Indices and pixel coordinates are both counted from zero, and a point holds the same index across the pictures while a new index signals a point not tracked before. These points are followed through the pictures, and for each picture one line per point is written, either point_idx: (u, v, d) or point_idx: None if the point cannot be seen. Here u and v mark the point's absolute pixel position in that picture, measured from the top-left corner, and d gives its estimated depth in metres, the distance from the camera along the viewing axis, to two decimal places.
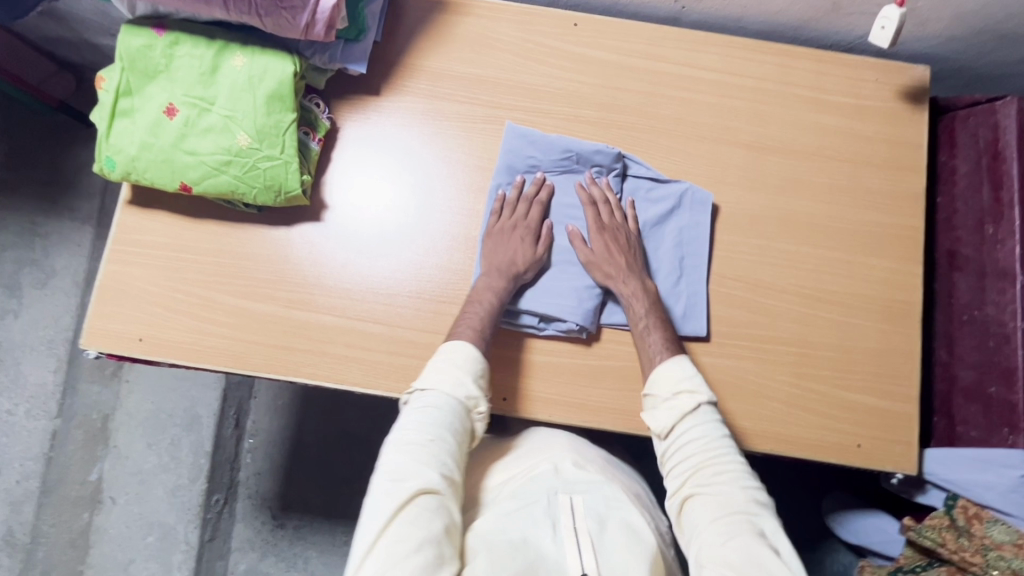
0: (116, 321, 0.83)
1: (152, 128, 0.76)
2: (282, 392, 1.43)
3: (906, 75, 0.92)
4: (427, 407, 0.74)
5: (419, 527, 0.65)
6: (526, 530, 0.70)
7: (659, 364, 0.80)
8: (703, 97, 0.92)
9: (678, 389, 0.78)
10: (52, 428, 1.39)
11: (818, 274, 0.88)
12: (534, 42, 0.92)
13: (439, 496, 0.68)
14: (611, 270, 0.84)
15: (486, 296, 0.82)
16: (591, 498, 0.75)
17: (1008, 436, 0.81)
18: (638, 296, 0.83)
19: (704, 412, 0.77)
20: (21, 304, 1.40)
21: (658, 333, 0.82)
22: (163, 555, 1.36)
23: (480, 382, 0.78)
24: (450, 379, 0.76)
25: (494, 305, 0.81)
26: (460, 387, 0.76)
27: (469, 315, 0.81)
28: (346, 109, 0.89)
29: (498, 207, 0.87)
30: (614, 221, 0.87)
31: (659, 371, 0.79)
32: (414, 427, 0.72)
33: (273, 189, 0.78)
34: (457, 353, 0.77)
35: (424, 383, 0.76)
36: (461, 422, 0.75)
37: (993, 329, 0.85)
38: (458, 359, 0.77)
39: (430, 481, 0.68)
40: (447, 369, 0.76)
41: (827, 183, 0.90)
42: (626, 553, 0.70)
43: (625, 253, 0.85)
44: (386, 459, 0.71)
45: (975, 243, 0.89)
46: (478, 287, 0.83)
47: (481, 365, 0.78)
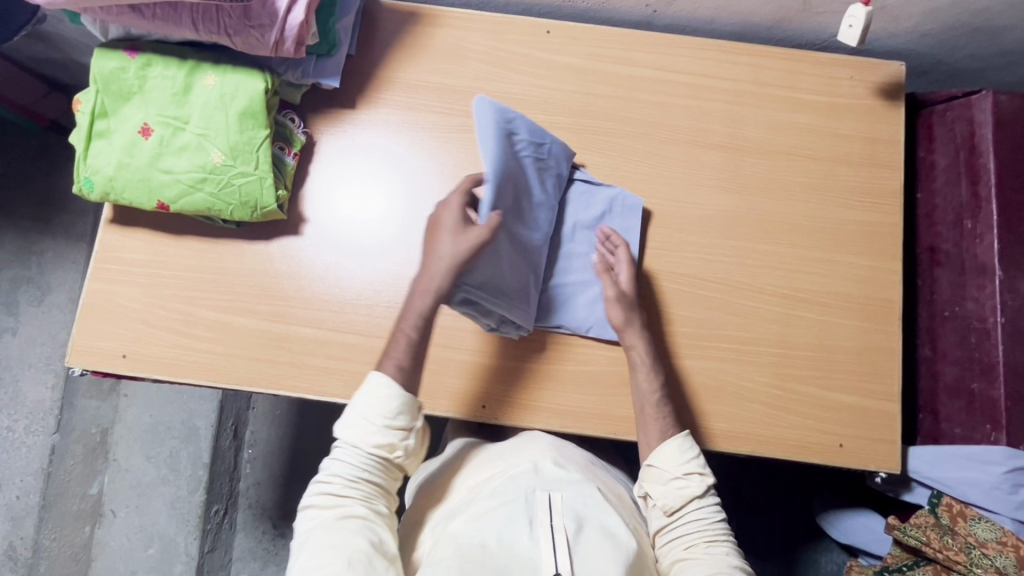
0: (101, 338, 0.85)
1: (127, 149, 0.78)
2: (277, 403, 1.44)
3: (881, 72, 0.92)
4: (341, 451, 0.75)
5: (345, 549, 0.67)
6: (501, 530, 0.70)
7: (665, 441, 0.79)
8: (677, 100, 0.92)
9: (687, 468, 0.78)
10: (51, 443, 1.41)
11: (796, 274, 0.88)
12: (507, 51, 0.93)
13: (365, 521, 0.71)
14: (628, 337, 0.82)
15: (421, 318, 0.78)
16: (571, 495, 0.74)
17: (990, 433, 0.81)
18: (647, 367, 0.81)
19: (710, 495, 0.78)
20: (19, 322, 1.42)
21: (663, 410, 0.81)
22: (164, 567, 1.37)
23: (398, 421, 0.74)
24: (365, 427, 0.74)
25: (422, 332, 0.78)
26: (371, 431, 0.74)
27: (399, 338, 0.78)
28: (321, 123, 0.90)
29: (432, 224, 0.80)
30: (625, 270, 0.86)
31: (667, 449, 0.78)
32: (329, 476, 0.74)
33: (249, 205, 0.79)
34: (377, 388, 0.74)
35: (342, 431, 0.75)
36: (376, 468, 0.75)
37: (974, 325, 0.84)
38: (378, 397, 0.74)
39: (349, 511, 0.71)
40: (364, 415, 0.74)
41: (804, 182, 0.90)
42: (601, 551, 0.68)
43: (635, 325, 0.82)
44: (305, 507, 0.73)
45: (955, 238, 0.88)
46: (416, 298, 0.78)
47: (403, 401, 0.74)
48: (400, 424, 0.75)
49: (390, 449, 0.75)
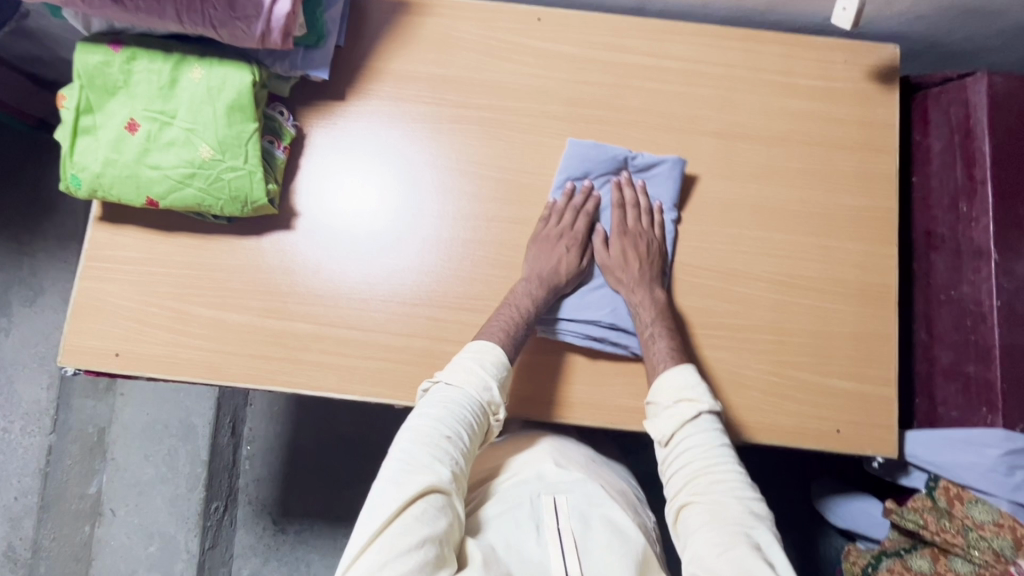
0: (92, 337, 0.84)
1: (114, 145, 0.76)
2: (276, 399, 1.44)
3: (874, 55, 0.91)
4: (445, 403, 0.74)
5: (427, 523, 0.64)
6: (508, 535, 0.70)
7: (664, 371, 0.79)
8: (670, 86, 0.91)
9: (679, 395, 0.77)
10: (48, 444, 1.41)
11: (792, 260, 0.87)
12: (499, 40, 0.91)
13: (448, 495, 0.68)
14: (621, 275, 0.85)
15: (521, 300, 0.82)
16: (575, 497, 0.76)
17: (987, 416, 0.81)
18: (647, 304, 0.83)
19: (705, 422, 0.76)
20: (12, 323, 1.41)
21: (665, 339, 0.81)
22: (166, 564, 1.37)
23: (501, 389, 0.78)
24: (477, 380, 0.76)
25: (529, 313, 0.81)
26: (485, 391, 0.76)
27: (501, 316, 0.81)
28: (312, 116, 0.89)
29: (546, 214, 0.87)
30: (639, 226, 0.87)
31: (665, 380, 0.78)
32: (431, 420, 0.73)
33: (239, 200, 0.78)
34: (486, 350, 0.77)
35: (448, 376, 0.77)
36: (477, 426, 0.75)
37: (970, 309, 0.84)
38: (488, 359, 0.77)
39: (441, 477, 0.68)
40: (475, 368, 0.76)
41: (799, 167, 0.90)
42: (610, 553, 0.69)
43: (648, 275, 0.84)
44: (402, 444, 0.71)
45: (951, 222, 0.88)
46: (518, 289, 0.83)
47: (508, 371, 0.78)
48: (503, 392, 0.78)
49: (493, 408, 0.77)
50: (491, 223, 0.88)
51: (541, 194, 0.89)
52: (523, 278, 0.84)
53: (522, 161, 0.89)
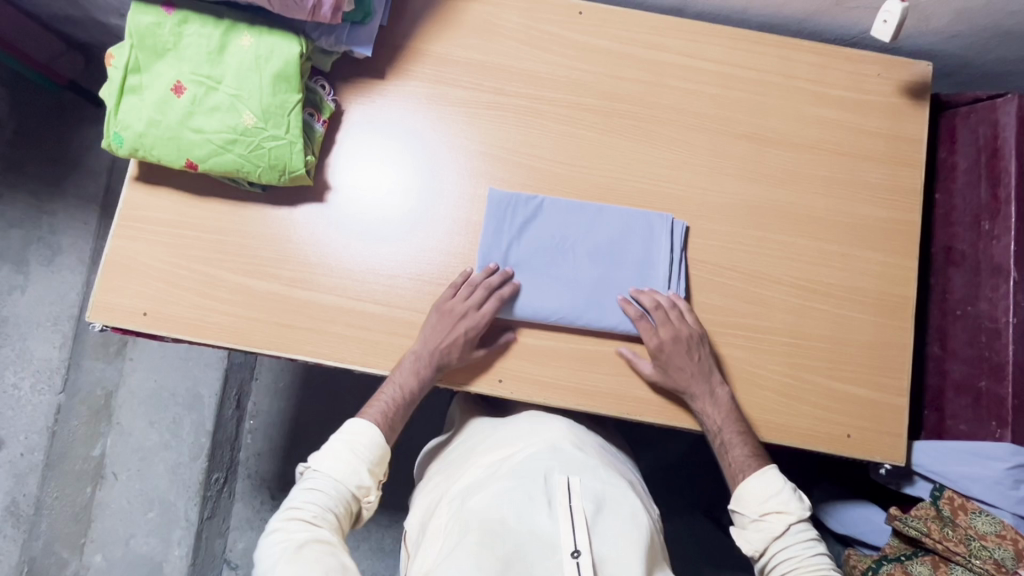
0: (122, 295, 0.85)
1: (159, 106, 0.78)
2: (284, 374, 1.45)
3: (908, 70, 0.93)
4: (311, 484, 0.77)
5: (318, 569, 0.68)
6: (521, 507, 0.71)
7: (748, 481, 0.81)
8: (705, 87, 0.92)
9: (764, 509, 0.80)
10: (57, 403, 1.41)
11: (813, 266, 0.89)
12: (539, 30, 0.93)
13: (332, 547, 0.71)
14: (694, 386, 0.82)
15: (406, 377, 0.83)
16: (589, 479, 0.76)
17: (996, 430, 0.83)
18: (712, 412, 0.83)
19: (796, 533, 0.79)
20: (28, 281, 1.42)
21: (739, 442, 0.82)
22: (164, 530, 1.37)
23: (375, 469, 0.80)
24: (347, 464, 0.78)
25: (410, 394, 0.82)
26: (352, 472, 0.78)
27: (386, 395, 0.83)
28: (350, 92, 0.90)
29: (456, 284, 0.85)
30: (688, 327, 0.84)
31: (743, 492, 0.80)
32: (300, 504, 0.75)
33: (278, 168, 0.80)
34: (360, 432, 0.80)
35: (318, 463, 0.78)
36: (346, 505, 0.77)
37: (985, 325, 0.86)
38: (362, 441, 0.80)
39: (320, 536, 0.72)
40: (347, 454, 0.78)
41: (826, 175, 0.91)
42: (620, 537, 0.71)
43: (706, 384, 0.83)
44: (273, 530, 0.73)
45: (972, 239, 0.90)
46: (403, 364, 0.83)
47: (384, 451, 0.81)
48: (376, 471, 0.81)
49: (363, 491, 0.79)
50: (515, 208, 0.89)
51: (571, 183, 0.90)
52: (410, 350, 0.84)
53: (554, 151, 0.90)
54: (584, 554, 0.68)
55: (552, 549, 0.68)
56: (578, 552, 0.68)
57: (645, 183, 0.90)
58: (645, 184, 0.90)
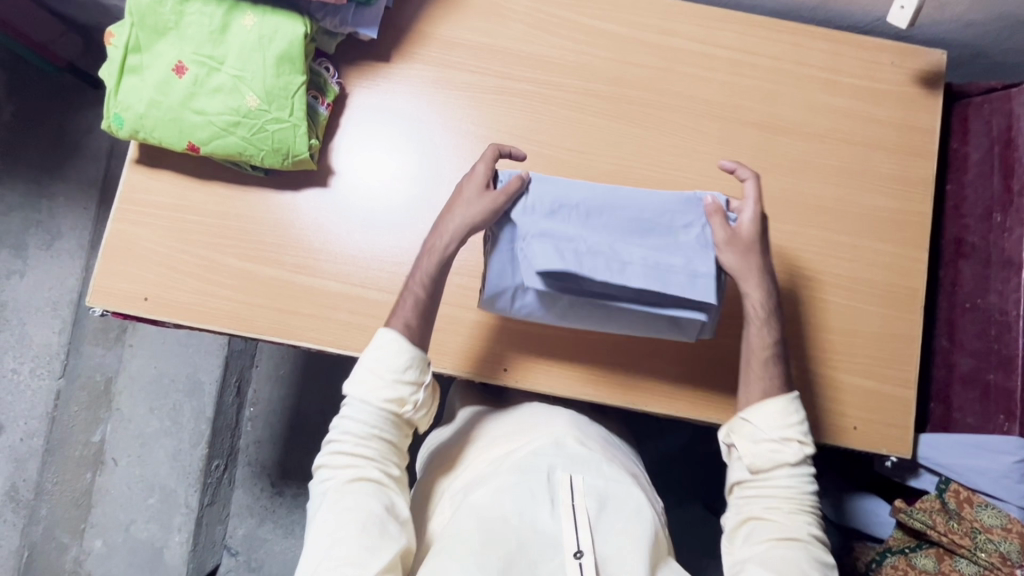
0: (123, 279, 0.84)
1: (160, 86, 0.76)
2: (284, 361, 1.44)
3: (922, 59, 0.91)
4: (349, 414, 0.76)
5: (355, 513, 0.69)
6: (523, 505, 0.71)
7: (771, 398, 0.78)
8: (715, 74, 0.91)
9: (787, 433, 0.76)
10: (57, 388, 1.41)
11: (823, 257, 0.88)
12: (548, 14, 0.91)
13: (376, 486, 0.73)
14: (743, 270, 0.77)
15: (418, 274, 0.79)
16: (592, 475, 0.75)
17: (1004, 423, 0.82)
18: (756, 305, 0.78)
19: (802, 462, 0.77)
20: (26, 265, 1.40)
21: (772, 342, 0.79)
22: (164, 517, 1.37)
23: (405, 378, 0.76)
24: (374, 384, 0.75)
25: (422, 288, 0.78)
26: (381, 388, 0.75)
27: (407, 299, 0.78)
28: (355, 74, 0.88)
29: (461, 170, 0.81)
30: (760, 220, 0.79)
31: (768, 409, 0.77)
32: (341, 434, 0.75)
33: (281, 152, 0.78)
34: (379, 346, 0.76)
35: (350, 389, 0.77)
36: (388, 424, 0.76)
37: (995, 318, 0.85)
38: (387, 356, 0.75)
39: (364, 474, 0.73)
40: (372, 374, 0.75)
41: (837, 165, 0.90)
42: (623, 535, 0.70)
43: (760, 289, 0.78)
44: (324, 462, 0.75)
45: (983, 232, 0.89)
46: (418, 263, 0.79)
47: (415, 358, 0.76)
48: (410, 377, 0.76)
49: (400, 401, 0.76)
50: None
51: (578, 171, 0.89)
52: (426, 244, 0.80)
53: (561, 137, 0.89)
54: (586, 555, 0.68)
55: (555, 549, 0.68)
56: (580, 552, 0.68)
57: (654, 170, 0.89)
58: (654, 172, 0.89)
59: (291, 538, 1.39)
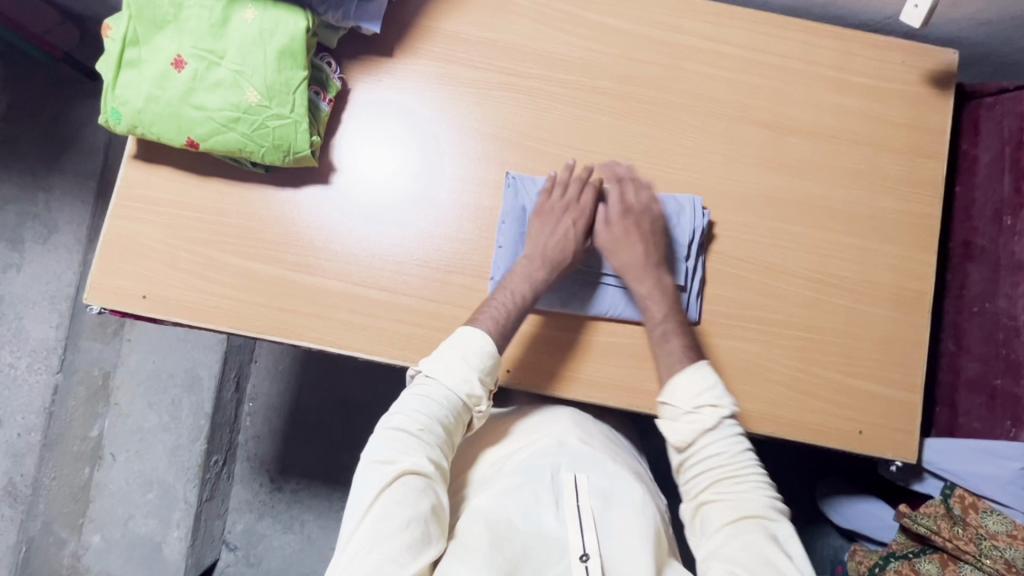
0: (121, 277, 0.83)
1: (158, 81, 0.74)
2: (284, 357, 1.43)
3: (933, 58, 0.90)
4: (424, 395, 0.74)
5: (406, 506, 0.65)
6: (527, 507, 0.70)
7: (680, 372, 0.77)
8: (723, 72, 0.89)
9: (700, 401, 0.75)
10: (54, 383, 1.40)
11: (830, 259, 0.87)
12: (554, 9, 0.89)
13: (428, 479, 0.68)
14: (625, 259, 0.83)
15: (518, 284, 0.80)
16: (597, 476, 0.75)
17: (1010, 429, 0.82)
18: (644, 291, 0.82)
19: (726, 427, 0.75)
20: (24, 259, 1.39)
21: (662, 319, 0.81)
22: (163, 512, 1.36)
23: (485, 380, 0.76)
24: (457, 372, 0.75)
25: (524, 299, 0.80)
26: (464, 381, 0.74)
27: (500, 303, 0.79)
28: (357, 69, 0.87)
29: (548, 185, 0.85)
30: (641, 202, 0.84)
31: (679, 383, 0.76)
32: (408, 415, 0.72)
33: (282, 148, 0.77)
34: (469, 340, 0.76)
35: (431, 369, 0.76)
36: (456, 417, 0.74)
37: (1004, 322, 0.85)
38: (472, 350, 0.75)
39: (418, 464, 0.69)
40: (457, 361, 0.75)
41: (845, 166, 0.89)
42: (630, 537, 0.68)
43: (648, 272, 0.82)
44: (381, 435, 0.71)
45: (992, 235, 0.88)
46: (515, 273, 0.81)
47: (495, 361, 0.76)
48: (488, 380, 0.77)
49: (474, 399, 0.75)
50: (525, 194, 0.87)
51: (583, 170, 0.87)
52: (524, 257, 0.82)
53: (567, 135, 0.88)
54: (592, 557, 0.66)
55: (559, 552, 0.66)
56: (586, 555, 0.66)
57: (660, 170, 0.87)
58: (660, 172, 0.87)
59: (289, 534, 1.38)
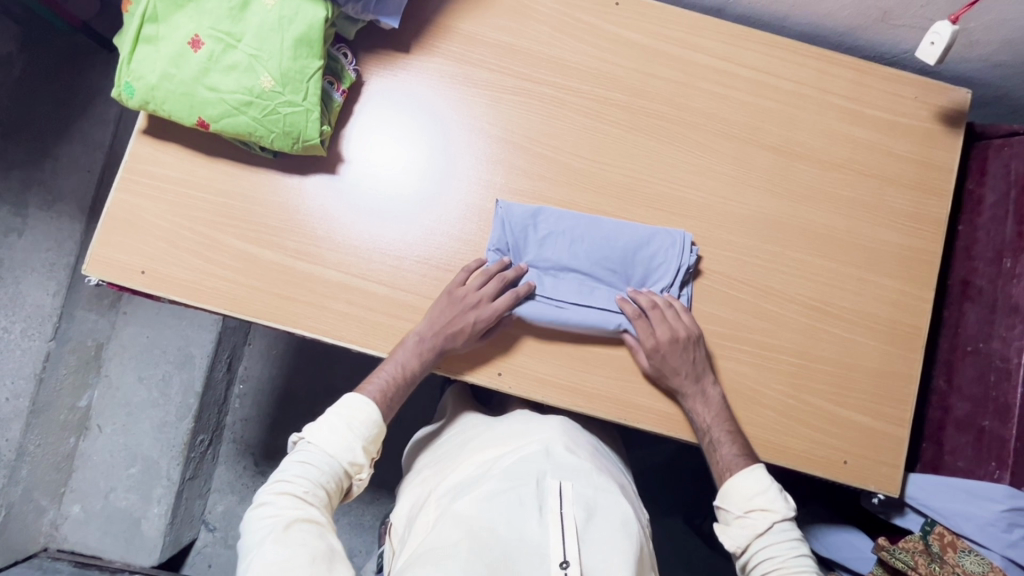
0: (121, 251, 0.83)
1: (174, 59, 0.75)
2: (277, 342, 1.43)
3: (946, 96, 0.90)
4: (304, 459, 0.74)
5: (306, 551, 0.65)
6: (510, 513, 0.70)
7: (736, 477, 0.79)
8: (736, 93, 0.90)
9: (750, 505, 0.78)
10: (46, 350, 1.38)
11: (828, 287, 0.87)
12: (574, 18, 0.90)
13: (321, 529, 0.69)
14: (673, 380, 0.81)
15: (406, 356, 0.81)
16: (581, 485, 0.74)
17: (995, 470, 0.82)
18: (695, 407, 0.81)
19: (779, 531, 0.77)
20: (25, 225, 1.39)
21: (716, 431, 0.81)
22: (145, 488, 1.35)
23: (369, 448, 0.77)
24: (342, 441, 0.75)
25: (410, 374, 0.80)
26: (348, 450, 0.75)
27: (384, 370, 0.80)
28: (373, 63, 0.87)
29: (462, 274, 0.82)
30: (682, 327, 0.82)
31: (732, 487, 0.79)
32: (290, 478, 0.72)
33: (292, 136, 0.77)
34: (357, 408, 0.77)
35: (313, 435, 0.75)
36: (337, 482, 0.75)
37: (996, 364, 0.85)
38: (359, 418, 0.77)
39: (311, 517, 0.69)
40: (343, 429, 0.76)
41: (850, 196, 0.89)
42: (610, 547, 0.68)
43: (698, 386, 0.81)
44: (263, 505, 0.70)
45: (991, 276, 0.88)
46: (407, 343, 0.81)
47: (380, 429, 0.79)
48: (371, 450, 0.78)
49: (357, 468, 0.76)
50: (528, 199, 0.87)
51: (589, 180, 0.87)
52: (415, 329, 0.82)
53: (576, 144, 0.88)
54: (572, 566, 0.66)
55: (540, 560, 0.66)
56: (566, 563, 0.66)
57: (666, 186, 0.88)
58: (665, 188, 0.88)
59: None
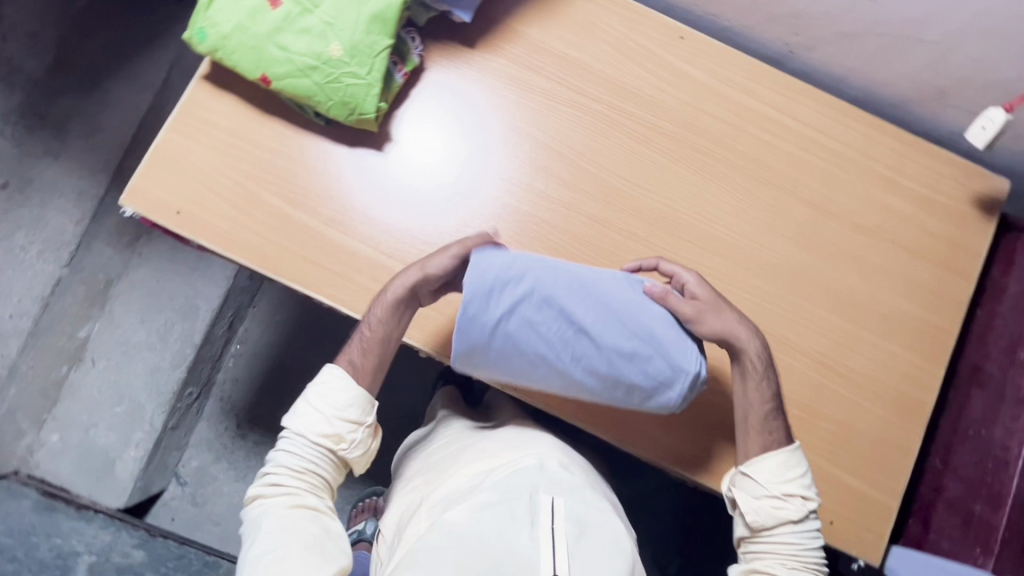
0: (160, 188, 0.84)
1: (252, 13, 0.77)
2: (282, 309, 1.43)
3: (985, 182, 0.92)
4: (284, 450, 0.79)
5: (297, 534, 0.73)
6: (502, 525, 0.69)
7: (777, 449, 0.80)
8: (782, 143, 0.91)
9: (786, 488, 0.79)
10: (58, 276, 1.40)
11: (841, 347, 0.88)
12: (638, 43, 0.92)
13: (314, 513, 0.76)
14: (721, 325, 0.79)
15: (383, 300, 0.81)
16: (574, 503, 0.74)
17: (979, 556, 0.83)
18: (747, 358, 0.80)
19: (806, 521, 0.79)
20: (62, 150, 1.40)
21: (768, 395, 0.80)
22: (126, 429, 1.35)
23: (347, 419, 0.80)
24: (316, 419, 0.79)
25: (385, 313, 0.80)
26: (320, 425, 0.79)
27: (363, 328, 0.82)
28: (438, 52, 0.89)
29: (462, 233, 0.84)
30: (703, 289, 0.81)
31: (772, 466, 0.79)
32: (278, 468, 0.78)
33: (349, 106, 0.79)
34: (327, 379, 0.80)
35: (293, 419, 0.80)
36: (325, 461, 0.80)
37: (995, 452, 0.85)
38: (330, 388, 0.80)
39: (302, 504, 0.76)
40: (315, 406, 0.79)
41: (877, 262, 0.90)
42: (601, 565, 0.68)
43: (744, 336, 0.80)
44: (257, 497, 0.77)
45: (1002, 364, 0.89)
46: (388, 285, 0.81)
47: (359, 397, 0.80)
48: (350, 419, 0.80)
49: (338, 442, 0.79)
50: (564, 209, 0.88)
51: (625, 200, 0.89)
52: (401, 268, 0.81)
53: (619, 165, 0.89)
54: None
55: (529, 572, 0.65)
56: None
57: (699, 220, 0.89)
58: (698, 222, 0.89)
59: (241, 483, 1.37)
